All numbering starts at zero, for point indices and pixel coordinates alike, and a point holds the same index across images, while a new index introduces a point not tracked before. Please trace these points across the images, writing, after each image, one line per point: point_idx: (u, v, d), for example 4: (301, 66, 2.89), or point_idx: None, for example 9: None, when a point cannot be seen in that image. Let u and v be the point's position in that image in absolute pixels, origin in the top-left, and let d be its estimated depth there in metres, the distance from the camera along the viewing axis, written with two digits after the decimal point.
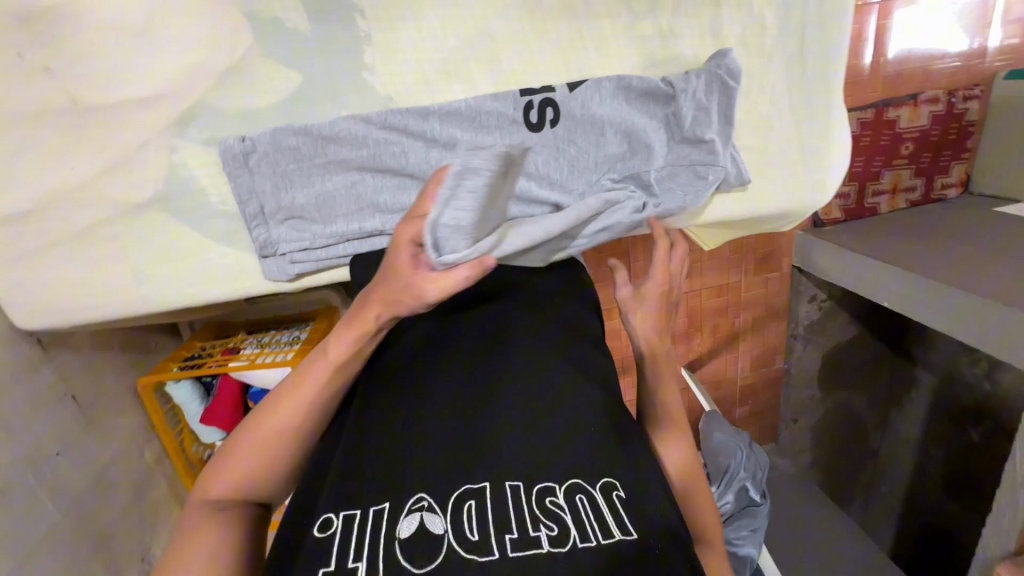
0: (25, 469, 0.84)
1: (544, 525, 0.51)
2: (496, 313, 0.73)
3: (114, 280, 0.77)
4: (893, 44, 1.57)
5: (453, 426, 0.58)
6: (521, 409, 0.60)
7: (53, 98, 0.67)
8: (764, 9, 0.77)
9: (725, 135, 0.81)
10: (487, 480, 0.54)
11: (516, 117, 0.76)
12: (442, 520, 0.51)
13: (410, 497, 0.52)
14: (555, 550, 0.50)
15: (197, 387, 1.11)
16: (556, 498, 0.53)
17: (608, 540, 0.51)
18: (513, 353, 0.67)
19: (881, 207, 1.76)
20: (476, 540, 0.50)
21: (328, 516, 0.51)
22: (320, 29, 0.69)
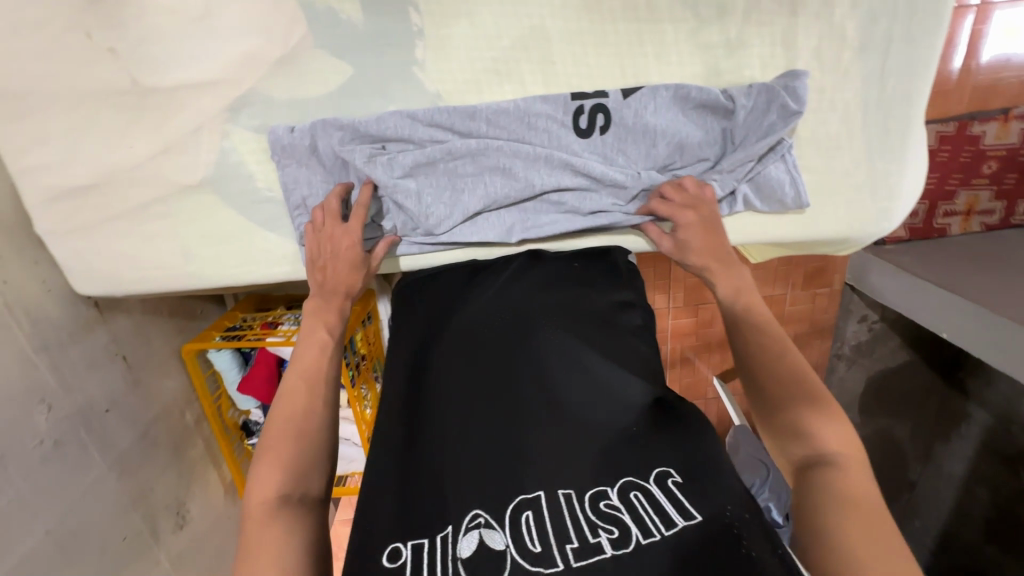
0: (78, 422, 0.90)
1: (603, 529, 0.51)
2: (535, 309, 0.74)
3: (164, 256, 0.80)
4: (988, 48, 1.45)
5: (494, 442, 0.61)
6: (551, 421, 0.62)
7: (115, 78, 0.69)
8: (846, 19, 0.71)
9: (779, 157, 0.76)
10: (540, 489, 0.55)
11: (564, 123, 0.74)
12: (502, 535, 0.51)
13: (467, 515, 0.53)
14: (619, 552, 0.49)
15: (236, 357, 1.16)
16: (611, 500, 0.54)
17: (671, 530, 0.50)
18: (543, 361, 0.68)
19: (952, 229, 1.62)
20: (539, 552, 0.50)
21: (396, 545, 0.52)
22: (374, 22, 0.68)
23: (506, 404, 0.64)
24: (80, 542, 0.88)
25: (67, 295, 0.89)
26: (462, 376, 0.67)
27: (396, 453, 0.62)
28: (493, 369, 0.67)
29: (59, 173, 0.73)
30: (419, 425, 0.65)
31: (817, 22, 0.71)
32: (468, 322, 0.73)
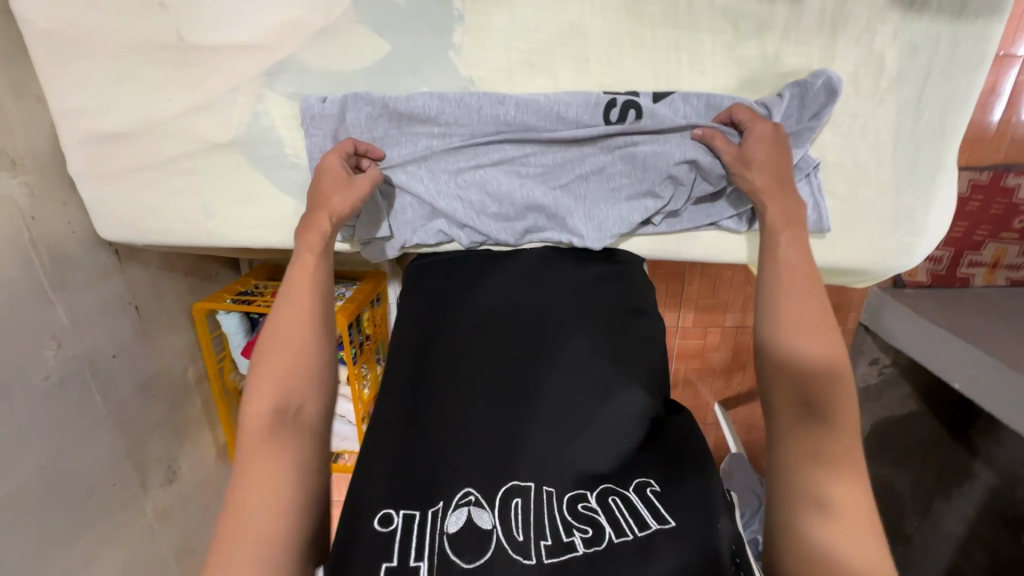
0: (84, 365, 0.92)
1: (578, 529, 0.52)
2: (552, 303, 0.72)
3: (186, 211, 0.81)
4: None
5: (496, 428, 0.61)
6: (558, 419, 0.62)
7: (162, 33, 0.71)
8: (887, 46, 0.70)
9: (809, 169, 0.75)
10: (531, 480, 0.56)
11: (593, 117, 0.73)
12: (490, 515, 0.52)
13: (457, 493, 0.54)
14: (590, 551, 0.50)
15: (244, 321, 1.18)
16: (589, 503, 0.55)
17: (643, 532, 0.51)
18: (558, 356, 0.67)
19: (975, 280, 1.61)
20: (521, 541, 0.50)
21: (387, 512, 0.53)
22: (416, 3, 0.69)
23: (521, 393, 0.64)
24: (71, 481, 0.90)
25: (89, 239, 0.91)
26: (480, 356, 0.67)
27: (398, 420, 0.62)
28: (512, 357, 0.67)
29: (97, 118, 0.75)
30: (423, 397, 0.64)
31: (858, 48, 0.70)
32: (488, 306, 0.72)
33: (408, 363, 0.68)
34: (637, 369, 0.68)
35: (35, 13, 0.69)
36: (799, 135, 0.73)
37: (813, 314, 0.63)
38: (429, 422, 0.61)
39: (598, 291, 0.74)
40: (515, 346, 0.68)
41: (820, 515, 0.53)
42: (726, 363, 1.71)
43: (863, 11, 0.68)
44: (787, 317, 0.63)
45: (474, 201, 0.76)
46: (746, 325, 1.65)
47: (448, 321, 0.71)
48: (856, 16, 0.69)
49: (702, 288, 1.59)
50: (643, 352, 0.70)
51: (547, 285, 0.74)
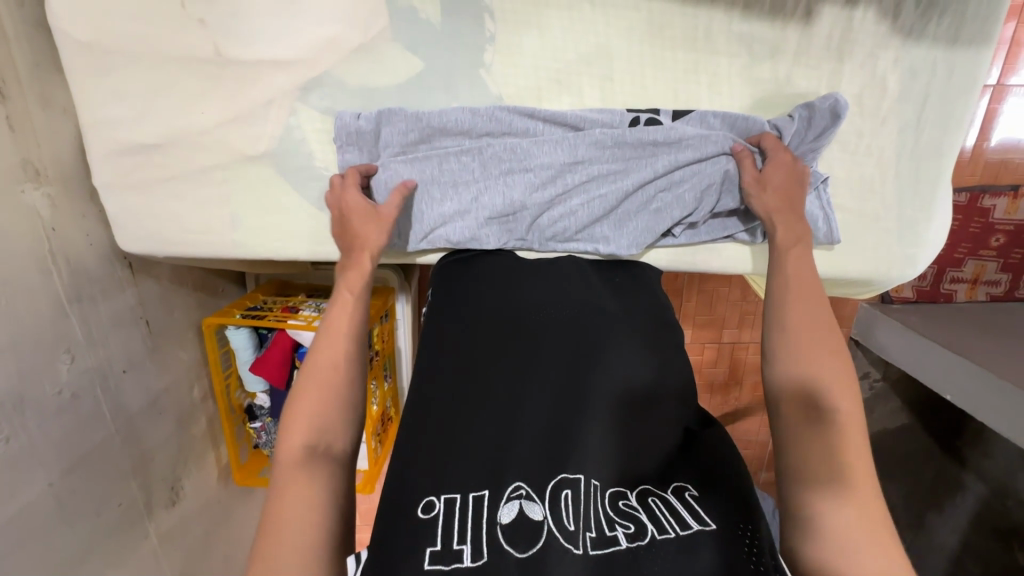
0: (95, 379, 0.90)
1: (620, 525, 0.53)
2: (593, 303, 0.74)
3: (213, 221, 0.82)
4: (998, 130, 1.54)
5: (546, 425, 0.61)
6: (612, 422, 0.62)
7: (199, 47, 0.72)
8: (889, 70, 0.75)
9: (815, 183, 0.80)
10: (580, 473, 0.57)
11: (621, 131, 0.76)
12: (540, 508, 0.53)
13: (508, 485, 0.55)
14: (634, 545, 0.50)
15: (253, 337, 1.17)
16: (629, 501, 0.56)
17: (687, 531, 0.51)
18: (603, 355, 0.67)
19: (958, 295, 1.71)
20: (572, 530, 0.51)
21: (430, 498, 0.54)
22: (450, 23, 0.72)
23: (569, 394, 0.64)
24: (78, 501, 0.86)
25: (106, 251, 0.90)
26: (525, 357, 0.67)
27: (444, 419, 0.61)
28: (557, 360, 0.67)
29: (128, 129, 0.76)
30: (473, 392, 0.64)
31: (861, 72, 0.76)
32: (532, 303, 0.73)
33: (447, 364, 0.67)
34: (674, 378, 0.69)
35: (73, 26, 0.70)
36: (806, 153, 0.78)
37: (820, 324, 0.66)
38: (477, 422, 0.61)
39: (629, 294, 0.78)
40: (559, 348, 0.68)
41: (822, 495, 0.54)
42: (724, 379, 1.74)
43: (866, 38, 0.74)
44: (791, 323, 0.66)
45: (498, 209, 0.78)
46: (744, 340, 1.69)
47: (486, 321, 0.71)
48: (860, 42, 0.74)
49: (700, 305, 1.63)
50: (675, 358, 0.71)
51: (587, 286, 0.77)
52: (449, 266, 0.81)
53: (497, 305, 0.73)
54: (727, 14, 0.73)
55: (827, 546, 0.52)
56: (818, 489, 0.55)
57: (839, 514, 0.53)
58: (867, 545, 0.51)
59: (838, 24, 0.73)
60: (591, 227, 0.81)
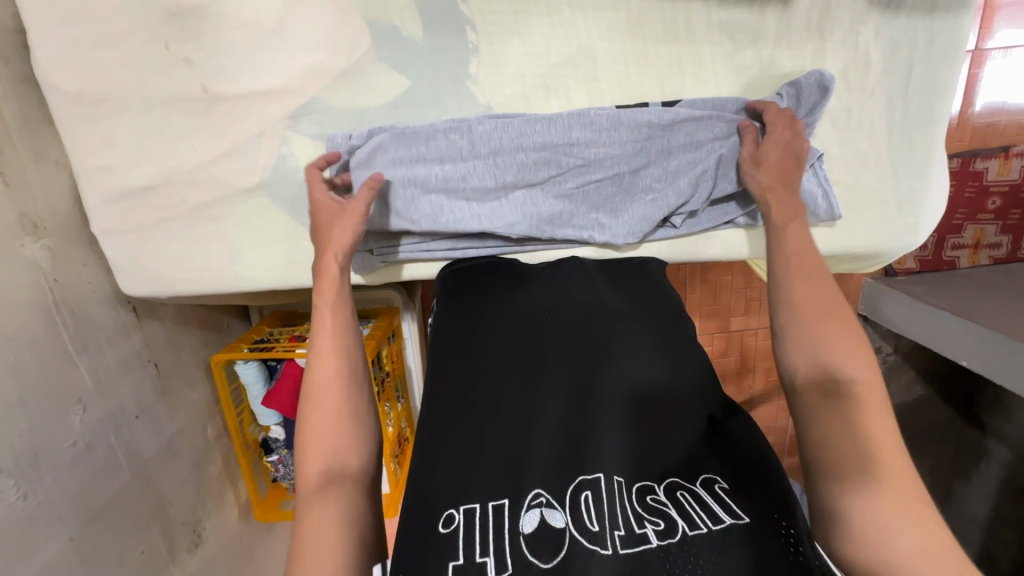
0: (107, 426, 0.89)
1: (649, 522, 0.51)
2: (600, 299, 0.73)
3: (214, 258, 0.82)
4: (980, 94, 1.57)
5: (564, 424, 0.61)
6: (631, 415, 0.62)
7: (187, 86, 0.73)
8: (871, 44, 0.76)
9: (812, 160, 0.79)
10: (599, 472, 0.55)
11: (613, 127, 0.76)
12: (562, 514, 0.52)
13: (528, 492, 0.54)
14: (665, 543, 0.49)
15: (262, 370, 1.16)
16: (657, 496, 0.55)
17: (719, 526, 0.50)
18: (615, 349, 0.67)
19: (960, 261, 1.74)
20: (596, 531, 0.50)
21: (450, 512, 0.53)
22: (433, 39, 0.73)
23: (583, 390, 0.64)
24: (100, 553, 0.85)
25: (109, 297, 0.90)
26: (535, 358, 0.67)
27: (462, 429, 0.61)
28: (567, 361, 0.66)
29: (122, 173, 0.76)
30: (488, 399, 0.64)
31: (843, 48, 0.76)
32: (537, 305, 0.73)
33: (458, 371, 0.67)
34: (689, 370, 0.68)
35: (61, 77, 0.71)
36: (799, 130, 0.77)
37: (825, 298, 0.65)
38: (493, 427, 0.61)
39: (634, 287, 0.78)
40: (568, 349, 0.68)
41: (850, 484, 0.53)
42: (737, 368, 1.73)
43: (845, 15, 0.74)
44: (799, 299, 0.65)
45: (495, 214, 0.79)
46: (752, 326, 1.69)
47: (490, 329, 0.71)
48: (839, 20, 0.75)
49: (706, 295, 1.63)
50: (689, 348, 0.70)
51: (591, 284, 0.77)
52: (450, 273, 0.81)
53: (503, 310, 0.73)
54: (705, 4, 0.73)
55: (858, 527, 0.51)
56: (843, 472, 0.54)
57: (868, 499, 0.51)
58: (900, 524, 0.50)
59: (816, 4, 0.74)
60: (590, 225, 0.81)
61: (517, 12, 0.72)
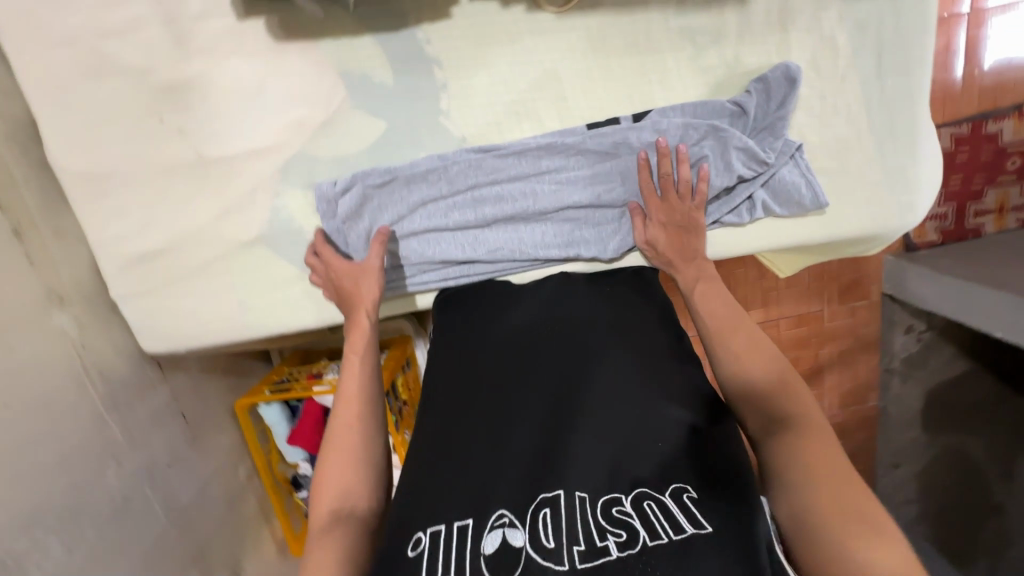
0: (143, 479, 0.94)
1: (611, 534, 0.50)
2: (583, 313, 0.74)
3: (223, 309, 0.86)
4: (987, 54, 1.53)
5: (545, 441, 0.61)
6: (614, 425, 0.61)
7: (183, 154, 0.78)
8: (836, 29, 0.76)
9: (791, 151, 0.79)
10: (559, 489, 0.55)
11: (584, 150, 0.79)
12: (522, 533, 0.52)
13: (491, 514, 0.54)
14: (624, 555, 0.48)
15: (285, 410, 1.20)
16: (624, 507, 0.53)
17: (681, 536, 0.48)
18: (601, 362, 0.67)
19: (986, 228, 1.69)
20: (551, 548, 0.50)
21: (418, 535, 0.53)
22: (404, 82, 0.76)
23: (565, 406, 0.64)
24: None
25: (134, 356, 0.96)
26: (520, 377, 0.68)
27: (446, 453, 0.62)
28: (547, 380, 0.67)
29: (132, 241, 0.82)
30: (472, 421, 0.64)
31: (809, 37, 0.76)
32: (520, 324, 0.74)
33: (444, 399, 0.68)
34: (670, 380, 0.67)
35: (71, 160, 0.77)
36: (774, 123, 0.77)
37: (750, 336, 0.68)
38: (477, 448, 0.61)
39: (618, 294, 0.77)
40: (546, 368, 0.68)
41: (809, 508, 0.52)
42: None
43: (806, 4, 0.75)
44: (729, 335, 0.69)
45: (484, 238, 0.82)
46: (772, 318, 1.66)
47: (473, 354, 0.71)
48: (800, 10, 0.75)
49: None
50: (672, 360, 0.70)
51: (573, 298, 0.77)
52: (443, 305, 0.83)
53: (486, 331, 0.74)
54: (663, 13, 0.75)
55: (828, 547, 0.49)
56: (796, 473, 0.54)
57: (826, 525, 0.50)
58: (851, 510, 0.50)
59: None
60: (576, 241, 0.82)
61: (480, 46, 0.75)
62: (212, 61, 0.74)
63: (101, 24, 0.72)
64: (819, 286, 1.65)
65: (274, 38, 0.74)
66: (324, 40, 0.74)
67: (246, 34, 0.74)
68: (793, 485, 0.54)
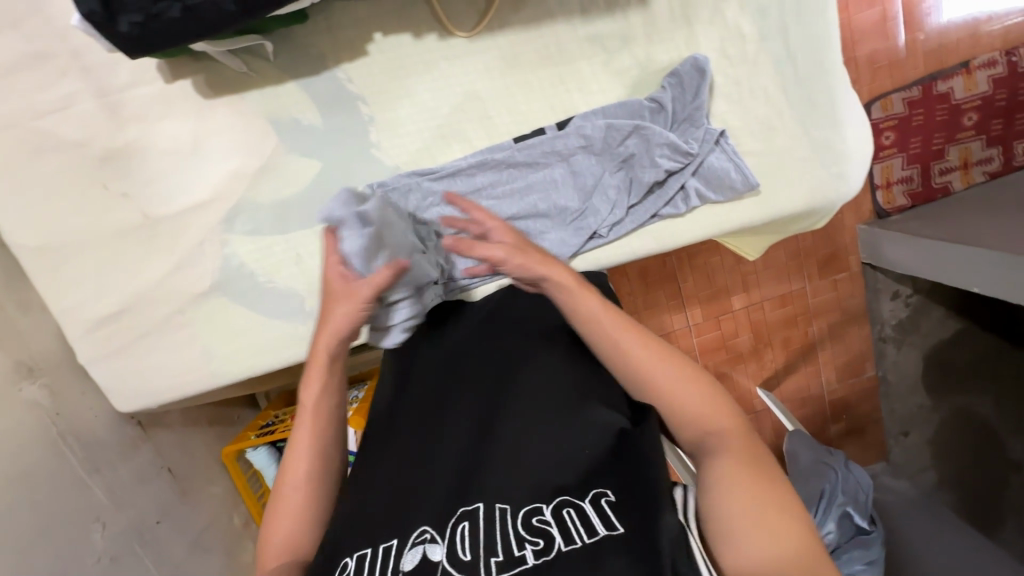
0: (131, 537, 0.95)
1: (530, 542, 0.51)
2: (511, 325, 0.75)
3: (188, 362, 0.88)
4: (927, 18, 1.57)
5: (472, 454, 0.62)
6: (538, 431, 0.62)
7: (130, 217, 0.81)
8: (739, 17, 0.78)
9: (714, 138, 0.81)
10: (479, 501, 0.56)
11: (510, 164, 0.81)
12: (441, 548, 0.52)
13: (415, 531, 0.55)
14: (539, 562, 0.48)
15: (273, 453, 1.21)
16: (543, 516, 0.53)
17: (593, 540, 0.49)
18: (529, 371, 0.69)
19: (955, 185, 1.69)
20: (468, 560, 0.50)
21: (345, 560, 0.54)
22: (332, 121, 0.79)
23: (493, 419, 0.66)
24: None
25: (112, 417, 0.98)
26: (452, 395, 0.70)
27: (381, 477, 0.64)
28: (476, 399, 0.68)
29: (92, 306, 0.84)
30: (406, 444, 0.66)
31: (714, 28, 0.79)
32: (453, 343, 0.76)
33: (384, 427, 0.71)
34: (598, 387, 0.66)
35: (24, 236, 0.80)
36: (692, 114, 0.80)
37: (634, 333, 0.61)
38: (409, 469, 0.63)
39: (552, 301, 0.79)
40: (474, 386, 0.69)
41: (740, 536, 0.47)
42: (750, 346, 1.69)
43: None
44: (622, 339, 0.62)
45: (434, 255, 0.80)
46: (754, 302, 1.66)
47: (411, 385, 0.73)
48: (701, 4, 0.78)
49: (699, 282, 1.62)
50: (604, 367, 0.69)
51: (503, 309, 0.78)
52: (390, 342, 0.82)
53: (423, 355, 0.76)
54: (570, 23, 0.78)
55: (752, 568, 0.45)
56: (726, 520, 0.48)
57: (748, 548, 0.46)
58: (757, 516, 0.47)
59: None
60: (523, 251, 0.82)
61: (400, 79, 0.78)
62: (147, 126, 0.78)
63: (36, 106, 0.76)
64: (798, 263, 1.65)
65: (202, 96, 0.77)
66: (250, 92, 0.78)
67: (176, 96, 0.77)
68: (719, 509, 0.49)
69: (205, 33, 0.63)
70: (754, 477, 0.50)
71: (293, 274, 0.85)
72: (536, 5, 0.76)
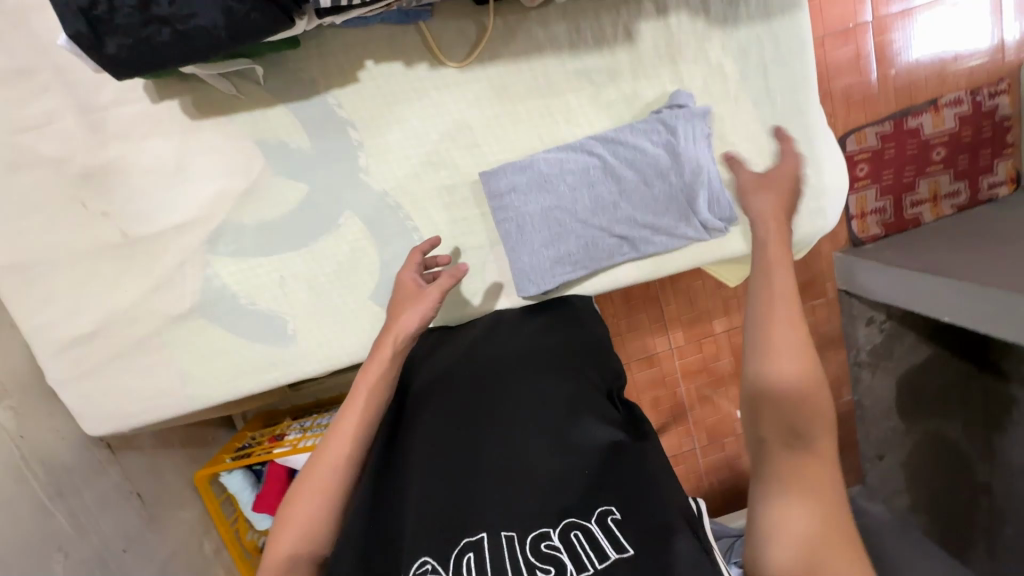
0: (94, 567, 0.91)
1: (541, 570, 0.51)
2: (497, 349, 0.76)
3: (163, 384, 0.85)
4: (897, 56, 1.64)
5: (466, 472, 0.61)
6: (533, 448, 0.62)
7: (108, 236, 0.79)
8: (722, 57, 0.81)
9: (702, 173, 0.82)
10: (483, 531, 0.55)
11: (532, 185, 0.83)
12: None
13: (415, 562, 0.54)
14: None
15: (248, 476, 1.18)
16: (552, 540, 0.53)
17: (604, 563, 0.50)
18: (513, 389, 0.69)
19: (925, 216, 1.76)
20: None
21: None
22: (320, 145, 0.79)
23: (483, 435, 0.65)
24: None
25: (79, 440, 0.94)
26: (439, 414, 0.68)
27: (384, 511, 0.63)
28: (457, 418, 0.67)
29: (63, 326, 0.82)
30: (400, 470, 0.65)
31: (699, 66, 0.81)
32: (437, 365, 0.76)
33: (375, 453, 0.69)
34: (588, 404, 0.68)
35: None
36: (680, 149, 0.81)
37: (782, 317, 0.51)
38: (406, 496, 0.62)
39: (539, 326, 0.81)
40: (454, 406, 0.69)
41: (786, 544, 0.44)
42: None
43: (691, 37, 0.80)
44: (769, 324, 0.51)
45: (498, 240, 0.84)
46: None
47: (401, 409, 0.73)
48: (685, 44, 0.80)
49: None
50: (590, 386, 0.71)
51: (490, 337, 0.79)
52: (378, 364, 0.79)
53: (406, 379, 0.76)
54: (559, 57, 0.79)
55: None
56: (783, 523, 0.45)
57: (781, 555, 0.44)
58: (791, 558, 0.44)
59: (659, 35, 0.79)
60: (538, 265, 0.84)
61: (390, 105, 0.79)
62: (132, 145, 0.77)
63: (16, 121, 0.74)
64: None
65: (189, 117, 0.77)
66: (239, 115, 0.77)
67: (162, 115, 0.76)
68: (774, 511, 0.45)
69: (194, 57, 0.63)
70: (814, 494, 0.45)
71: (276, 296, 0.84)
72: (527, 39, 0.78)
